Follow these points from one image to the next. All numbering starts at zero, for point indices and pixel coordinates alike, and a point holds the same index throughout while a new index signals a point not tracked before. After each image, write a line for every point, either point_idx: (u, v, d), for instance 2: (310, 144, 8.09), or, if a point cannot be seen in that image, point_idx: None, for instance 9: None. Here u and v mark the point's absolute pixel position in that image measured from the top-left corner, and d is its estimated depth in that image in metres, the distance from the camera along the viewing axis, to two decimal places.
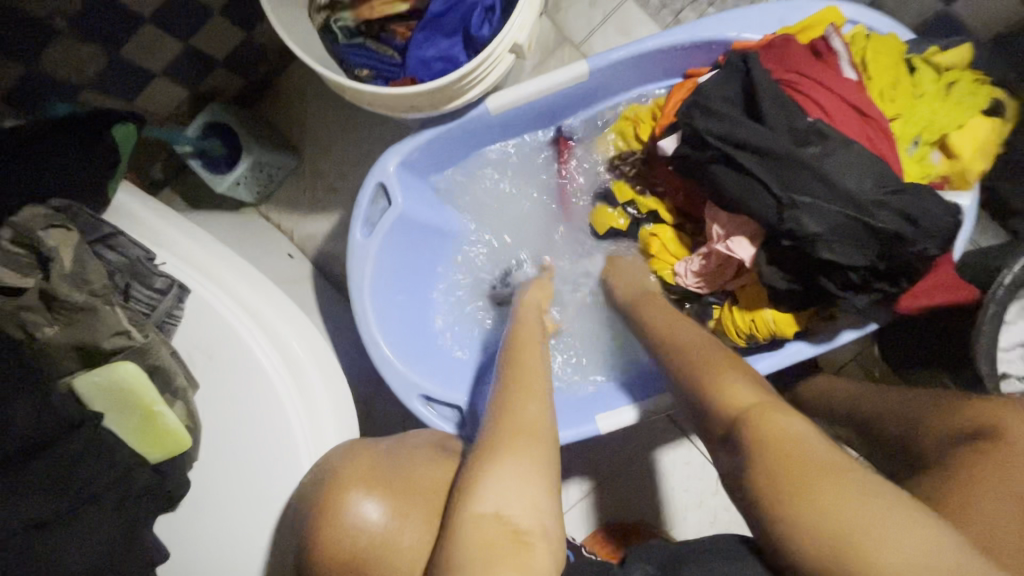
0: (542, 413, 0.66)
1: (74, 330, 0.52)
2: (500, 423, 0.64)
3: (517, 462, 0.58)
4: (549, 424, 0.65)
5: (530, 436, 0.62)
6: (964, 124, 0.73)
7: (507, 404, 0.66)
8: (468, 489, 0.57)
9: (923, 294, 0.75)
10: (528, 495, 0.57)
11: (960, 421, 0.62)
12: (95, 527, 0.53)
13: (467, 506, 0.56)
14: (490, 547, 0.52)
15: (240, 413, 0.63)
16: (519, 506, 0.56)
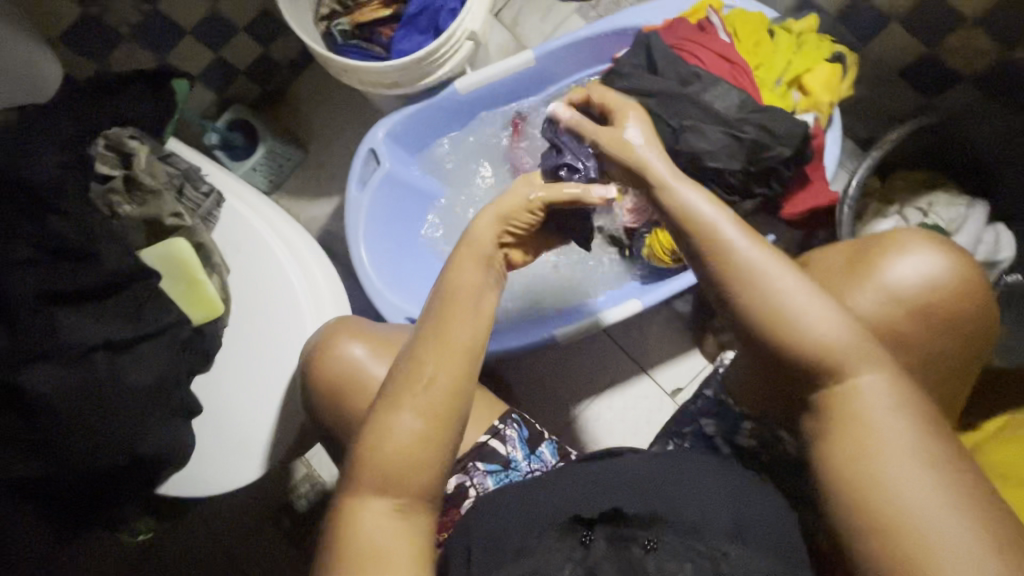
0: (441, 378, 0.60)
1: (145, 209, 0.75)
2: (392, 401, 0.60)
3: (435, 386, 0.60)
4: (450, 387, 0.60)
5: (425, 403, 0.60)
6: (812, 69, 0.96)
7: (441, 327, 0.62)
8: (383, 410, 0.60)
9: (799, 201, 0.96)
10: (435, 417, 0.60)
11: None
12: (151, 357, 0.72)
13: (382, 424, 0.59)
14: (374, 544, 0.57)
15: (258, 293, 0.82)
16: (428, 428, 0.59)
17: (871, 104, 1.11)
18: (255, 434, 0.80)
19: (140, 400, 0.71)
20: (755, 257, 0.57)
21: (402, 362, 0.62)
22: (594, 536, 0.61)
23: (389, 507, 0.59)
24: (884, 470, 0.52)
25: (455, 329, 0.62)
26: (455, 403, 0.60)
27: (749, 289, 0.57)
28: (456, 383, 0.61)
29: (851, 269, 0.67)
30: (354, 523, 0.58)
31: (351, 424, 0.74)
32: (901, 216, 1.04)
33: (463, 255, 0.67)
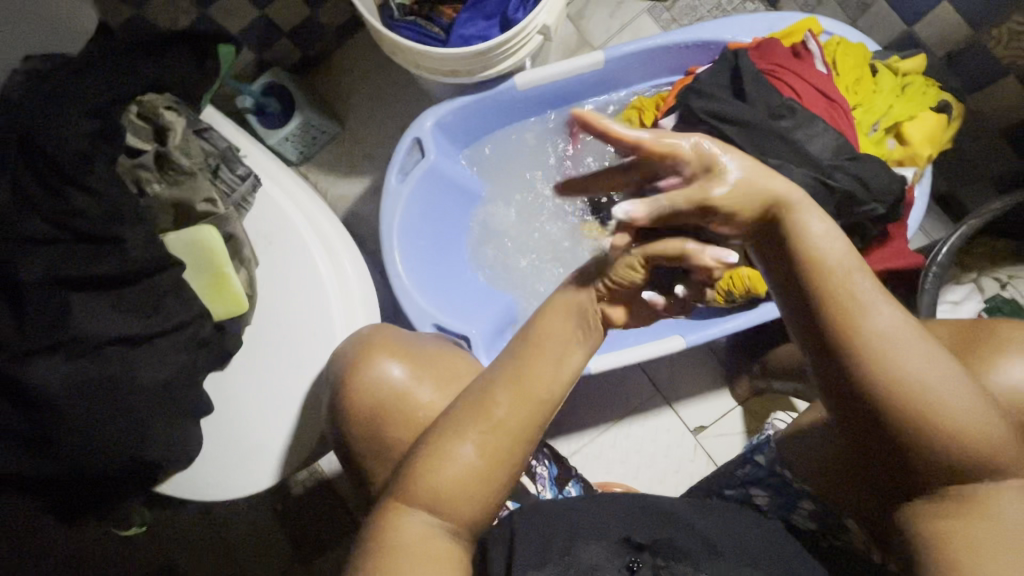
0: (511, 415, 0.54)
1: (176, 189, 0.67)
2: (455, 423, 0.55)
3: (506, 416, 0.54)
4: (517, 428, 0.54)
5: (494, 433, 0.54)
6: (914, 116, 0.87)
7: (523, 360, 0.56)
8: (439, 439, 0.55)
9: (878, 258, 0.87)
10: (498, 450, 0.54)
11: None
12: (166, 354, 0.65)
13: (439, 446, 0.54)
14: (414, 560, 0.51)
15: (289, 292, 0.75)
16: (488, 456, 0.54)
17: (961, 158, 1.03)
18: (272, 443, 0.75)
19: (149, 402, 0.64)
20: (879, 312, 0.49)
21: (466, 391, 0.57)
22: (642, 560, 0.58)
23: (425, 523, 0.53)
24: (998, 555, 0.48)
25: (535, 364, 0.56)
26: (520, 446, 0.55)
27: (887, 373, 0.48)
28: (529, 427, 0.55)
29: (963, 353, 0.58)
30: (388, 536, 0.53)
31: (379, 451, 0.68)
32: (976, 285, 0.99)
33: (560, 300, 0.59)
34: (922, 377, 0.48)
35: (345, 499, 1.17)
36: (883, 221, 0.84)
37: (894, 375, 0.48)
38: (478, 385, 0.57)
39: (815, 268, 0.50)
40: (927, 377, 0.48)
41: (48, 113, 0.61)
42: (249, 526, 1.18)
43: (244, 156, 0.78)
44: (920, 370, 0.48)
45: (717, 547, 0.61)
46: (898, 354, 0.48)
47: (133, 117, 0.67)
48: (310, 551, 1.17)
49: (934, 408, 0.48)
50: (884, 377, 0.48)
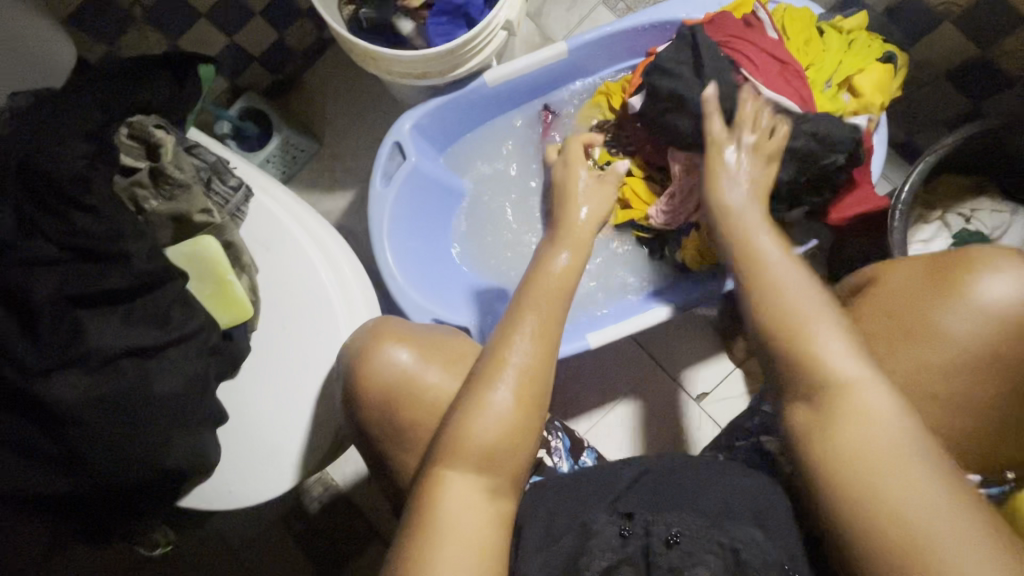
0: (529, 360, 0.66)
1: (172, 203, 0.67)
2: (484, 379, 0.66)
3: (518, 373, 0.65)
4: (537, 370, 0.67)
5: (525, 389, 0.66)
6: (864, 69, 0.93)
7: (542, 317, 0.69)
8: (466, 415, 0.64)
9: (848, 205, 0.93)
10: (517, 403, 0.64)
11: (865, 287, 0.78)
12: (177, 365, 0.67)
13: (468, 408, 0.64)
14: (468, 505, 0.61)
15: (291, 294, 0.77)
16: (511, 411, 0.64)
17: (913, 106, 1.09)
18: (289, 445, 0.76)
19: (165, 412, 0.66)
20: (776, 256, 0.65)
21: (488, 347, 0.69)
22: (631, 526, 0.62)
23: (470, 478, 0.62)
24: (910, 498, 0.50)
25: (551, 326, 0.69)
26: (539, 391, 0.67)
27: (767, 291, 0.62)
28: (544, 370, 0.67)
29: (918, 293, 0.65)
30: (436, 498, 0.61)
31: (393, 436, 0.70)
32: (943, 223, 1.04)
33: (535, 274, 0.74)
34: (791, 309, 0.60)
35: (361, 505, 1.18)
36: (848, 167, 0.89)
37: (780, 294, 0.61)
38: (499, 337, 0.69)
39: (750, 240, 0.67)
40: (810, 313, 0.59)
41: (43, 139, 0.63)
42: (268, 546, 1.18)
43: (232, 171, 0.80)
44: (796, 304, 0.60)
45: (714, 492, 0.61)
46: (781, 292, 0.61)
47: (125, 138, 0.68)
48: (333, 563, 1.17)
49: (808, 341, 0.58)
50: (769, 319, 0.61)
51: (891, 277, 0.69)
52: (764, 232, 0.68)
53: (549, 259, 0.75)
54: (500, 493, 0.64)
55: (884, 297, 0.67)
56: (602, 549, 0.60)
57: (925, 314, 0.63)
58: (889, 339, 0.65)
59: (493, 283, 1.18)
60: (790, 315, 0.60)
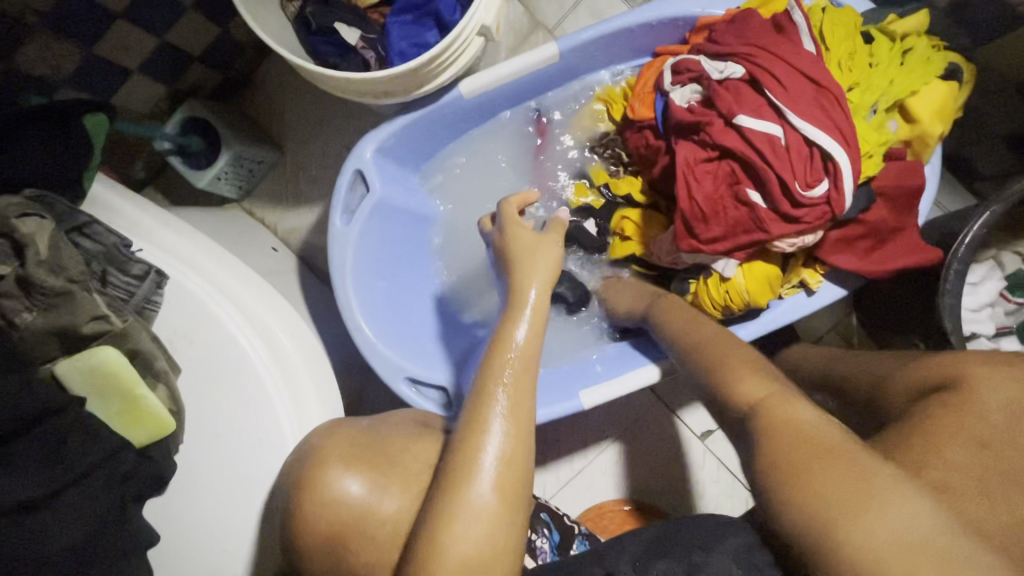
0: (507, 451, 0.54)
1: (53, 316, 0.54)
2: (453, 475, 0.53)
3: (497, 464, 0.53)
4: (518, 461, 0.54)
5: (507, 485, 0.53)
6: (918, 90, 0.75)
7: (512, 391, 0.57)
8: (445, 519, 0.51)
9: (890, 257, 0.80)
10: (501, 500, 0.53)
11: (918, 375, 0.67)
12: (81, 509, 0.55)
13: (445, 511, 0.52)
14: None
15: (222, 396, 0.65)
16: (496, 513, 0.52)
17: (970, 120, 0.91)
18: (230, 571, 0.65)
19: (70, 568, 0.53)
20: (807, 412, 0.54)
21: (456, 434, 0.57)
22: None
23: None
24: None
25: (524, 401, 0.57)
26: (525, 482, 0.54)
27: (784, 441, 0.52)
28: (527, 457, 0.55)
29: (1021, 423, 0.56)
30: None
31: (351, 572, 0.60)
32: (995, 262, 0.91)
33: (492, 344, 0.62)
34: (832, 492, 0.48)
35: None
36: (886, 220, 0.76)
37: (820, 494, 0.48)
38: (464, 419, 0.57)
39: (775, 429, 0.54)
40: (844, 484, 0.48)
41: None
42: None
43: (138, 251, 0.66)
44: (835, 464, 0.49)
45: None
46: (825, 471, 0.49)
47: None
48: None
49: (819, 492, 0.48)
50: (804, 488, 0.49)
51: (983, 386, 0.59)
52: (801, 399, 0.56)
53: (507, 328, 0.62)
54: None
55: (986, 416, 0.57)
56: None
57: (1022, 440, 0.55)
58: (994, 479, 0.54)
59: (476, 324, 1.05)
60: (839, 498, 0.47)
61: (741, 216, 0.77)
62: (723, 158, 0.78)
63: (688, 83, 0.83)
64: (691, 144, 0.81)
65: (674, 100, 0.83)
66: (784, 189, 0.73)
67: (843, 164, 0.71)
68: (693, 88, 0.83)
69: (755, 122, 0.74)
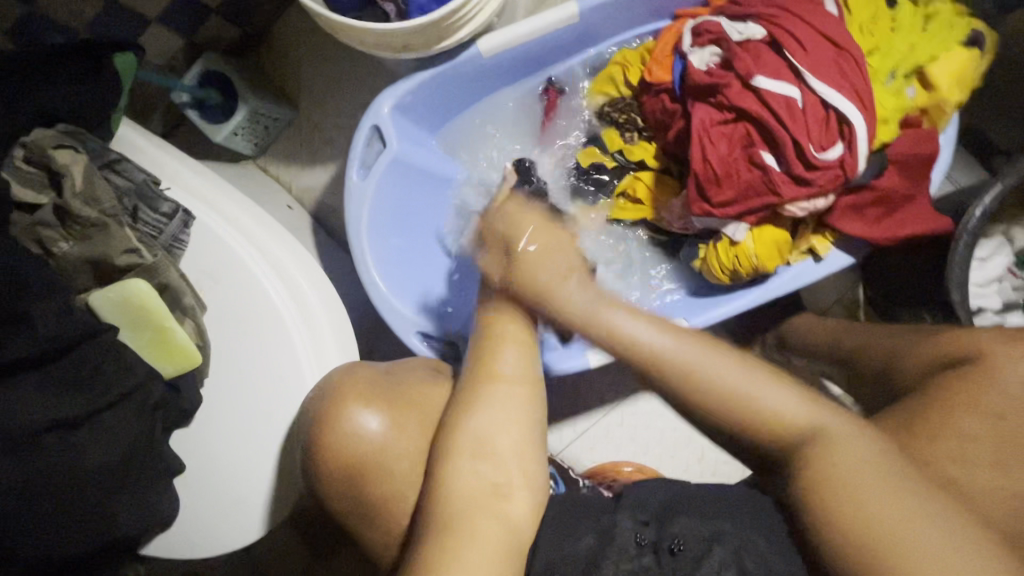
0: (517, 361, 0.65)
1: (88, 246, 0.57)
2: (476, 373, 0.65)
3: (512, 364, 0.65)
4: (526, 364, 0.66)
5: (515, 382, 0.65)
6: (938, 56, 0.75)
7: (512, 307, 0.69)
8: (472, 409, 0.63)
9: (898, 225, 0.80)
10: (515, 390, 0.64)
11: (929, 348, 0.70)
12: (114, 430, 0.59)
13: (472, 402, 0.63)
14: (474, 501, 0.59)
15: (246, 335, 0.67)
16: (511, 399, 0.64)
17: (990, 92, 0.91)
18: (252, 499, 0.68)
19: (106, 480, 0.58)
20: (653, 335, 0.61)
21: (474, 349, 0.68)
22: (646, 534, 0.61)
23: (478, 474, 0.60)
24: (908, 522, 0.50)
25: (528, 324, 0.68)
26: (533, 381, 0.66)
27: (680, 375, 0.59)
28: (535, 361, 0.67)
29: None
30: (443, 491, 0.60)
31: (368, 501, 0.65)
32: (1006, 237, 0.91)
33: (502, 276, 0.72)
34: (762, 411, 0.57)
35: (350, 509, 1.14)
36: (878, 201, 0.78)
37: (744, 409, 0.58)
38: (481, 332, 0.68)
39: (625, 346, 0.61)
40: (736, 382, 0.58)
41: None
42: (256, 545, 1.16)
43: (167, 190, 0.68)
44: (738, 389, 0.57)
45: (737, 559, 0.57)
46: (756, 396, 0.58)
47: (23, 164, 0.56)
48: None
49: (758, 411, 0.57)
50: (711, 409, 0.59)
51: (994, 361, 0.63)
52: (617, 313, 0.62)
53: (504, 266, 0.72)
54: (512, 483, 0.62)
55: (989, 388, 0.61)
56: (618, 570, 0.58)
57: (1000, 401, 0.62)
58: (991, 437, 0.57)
59: None
60: (732, 409, 0.58)
61: (754, 179, 0.78)
62: (739, 121, 0.78)
63: (708, 45, 0.83)
64: (707, 107, 0.81)
65: (692, 62, 0.83)
66: (798, 152, 0.74)
67: (858, 128, 0.72)
68: (713, 51, 0.82)
69: (773, 84, 0.74)
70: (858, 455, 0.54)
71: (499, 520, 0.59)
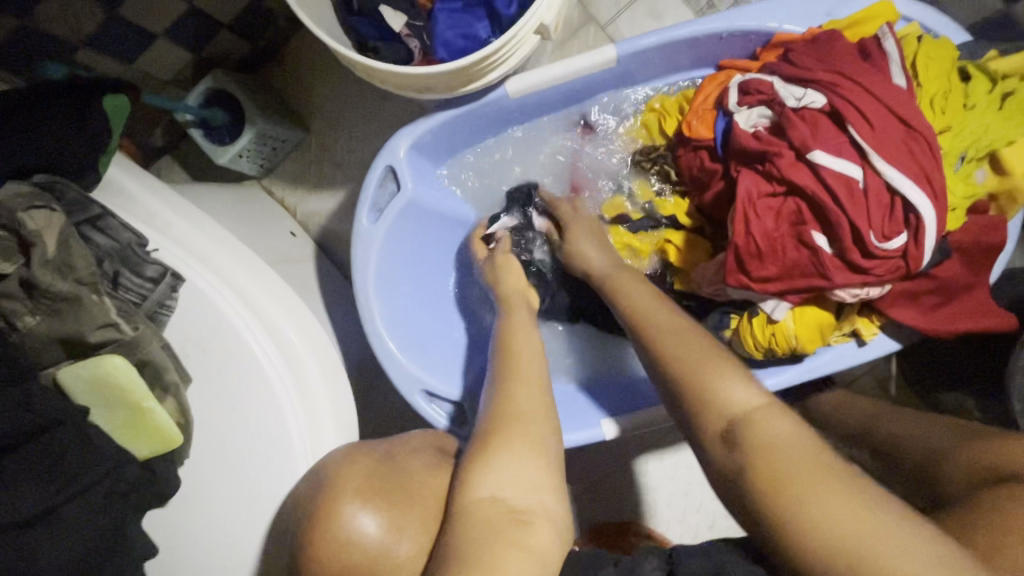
0: (529, 401, 0.66)
1: (58, 322, 0.51)
2: (489, 411, 0.66)
3: (526, 398, 0.66)
4: (539, 406, 0.66)
5: (526, 421, 0.63)
6: (1015, 140, 0.68)
7: (511, 349, 0.74)
8: (495, 442, 0.60)
9: (951, 317, 0.73)
10: (531, 423, 0.63)
11: (986, 459, 0.61)
12: (79, 529, 0.50)
13: (496, 435, 0.61)
14: (493, 532, 0.53)
15: (235, 413, 0.60)
16: (528, 436, 0.61)
17: None
18: None
19: None
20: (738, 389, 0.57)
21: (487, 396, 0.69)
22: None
23: (496, 505, 0.55)
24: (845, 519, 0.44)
25: (530, 373, 0.70)
26: (547, 421, 0.65)
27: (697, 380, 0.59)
28: (549, 401, 0.68)
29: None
30: (462, 528, 0.54)
31: None
32: None
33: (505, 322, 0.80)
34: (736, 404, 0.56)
35: None
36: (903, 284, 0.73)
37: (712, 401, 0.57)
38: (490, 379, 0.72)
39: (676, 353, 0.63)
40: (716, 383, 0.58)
41: None
42: None
43: (154, 249, 0.60)
44: (782, 441, 0.51)
45: None
46: (722, 383, 0.57)
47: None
48: None
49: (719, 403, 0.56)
50: (709, 408, 0.57)
51: None
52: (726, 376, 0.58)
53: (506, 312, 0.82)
54: (542, 519, 0.56)
55: None
56: None
57: None
58: None
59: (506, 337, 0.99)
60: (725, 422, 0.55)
61: (802, 260, 0.71)
62: (789, 194, 0.71)
63: (757, 106, 0.76)
64: (754, 176, 0.74)
65: (738, 123, 0.77)
66: (856, 237, 0.67)
67: (927, 218, 0.65)
68: (761, 113, 0.75)
69: (833, 160, 0.68)
70: (784, 433, 0.52)
71: (524, 552, 0.52)
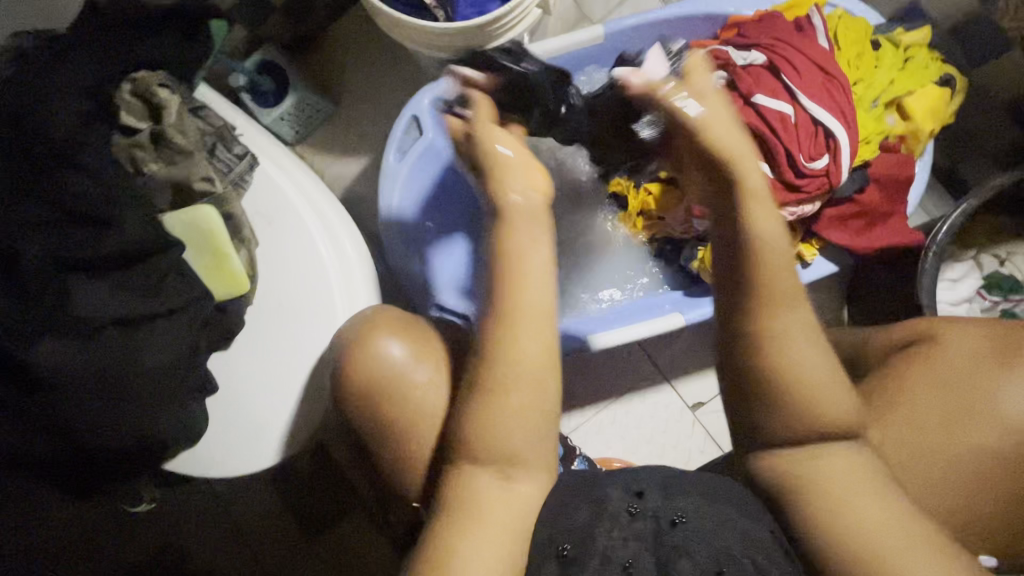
0: (542, 307, 0.57)
1: (173, 168, 0.68)
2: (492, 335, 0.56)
3: (533, 312, 0.57)
4: (549, 314, 0.57)
5: (541, 336, 0.57)
6: (914, 91, 0.87)
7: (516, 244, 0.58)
8: (509, 371, 0.55)
9: (877, 236, 0.90)
10: (544, 344, 0.57)
11: (899, 333, 0.74)
12: (169, 339, 0.65)
13: (509, 363, 0.56)
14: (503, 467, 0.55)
15: (290, 272, 0.75)
16: (541, 359, 0.56)
17: (964, 133, 1.03)
18: (275, 425, 0.74)
19: (157, 383, 0.64)
20: (786, 324, 0.56)
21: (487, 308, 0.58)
22: (641, 504, 0.60)
23: (512, 436, 0.55)
24: (860, 498, 0.54)
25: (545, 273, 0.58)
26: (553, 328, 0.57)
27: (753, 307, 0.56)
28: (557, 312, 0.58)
29: (974, 367, 0.66)
30: (471, 465, 0.55)
31: (379, 434, 0.70)
32: (975, 262, 1.01)
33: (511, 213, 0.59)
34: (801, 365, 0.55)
35: (351, 482, 1.12)
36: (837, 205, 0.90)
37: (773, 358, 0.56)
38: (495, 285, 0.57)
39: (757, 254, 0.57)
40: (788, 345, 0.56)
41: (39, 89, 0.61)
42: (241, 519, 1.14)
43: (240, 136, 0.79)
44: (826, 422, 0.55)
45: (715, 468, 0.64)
46: (793, 341, 0.55)
47: (127, 94, 0.65)
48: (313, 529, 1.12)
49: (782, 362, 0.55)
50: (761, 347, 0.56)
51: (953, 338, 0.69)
52: (786, 315, 0.56)
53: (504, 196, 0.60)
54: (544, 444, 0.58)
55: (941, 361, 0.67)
56: (607, 529, 0.59)
57: (980, 388, 0.65)
58: (949, 409, 0.64)
59: None
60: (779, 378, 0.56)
61: None
62: None
63: None
64: None
65: None
66: (791, 161, 0.84)
67: (842, 142, 0.83)
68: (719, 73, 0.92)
69: (771, 100, 0.85)
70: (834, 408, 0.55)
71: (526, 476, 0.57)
